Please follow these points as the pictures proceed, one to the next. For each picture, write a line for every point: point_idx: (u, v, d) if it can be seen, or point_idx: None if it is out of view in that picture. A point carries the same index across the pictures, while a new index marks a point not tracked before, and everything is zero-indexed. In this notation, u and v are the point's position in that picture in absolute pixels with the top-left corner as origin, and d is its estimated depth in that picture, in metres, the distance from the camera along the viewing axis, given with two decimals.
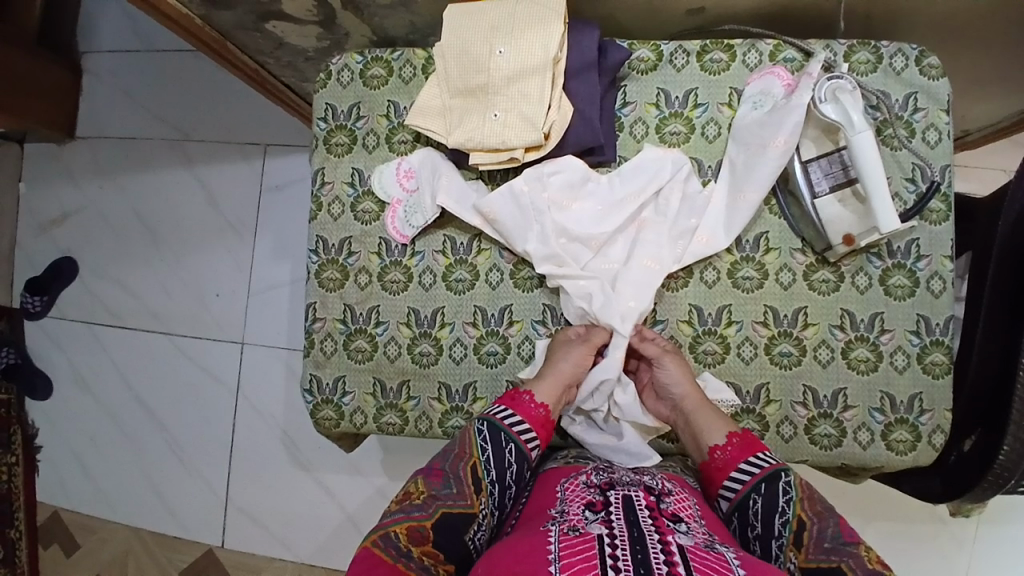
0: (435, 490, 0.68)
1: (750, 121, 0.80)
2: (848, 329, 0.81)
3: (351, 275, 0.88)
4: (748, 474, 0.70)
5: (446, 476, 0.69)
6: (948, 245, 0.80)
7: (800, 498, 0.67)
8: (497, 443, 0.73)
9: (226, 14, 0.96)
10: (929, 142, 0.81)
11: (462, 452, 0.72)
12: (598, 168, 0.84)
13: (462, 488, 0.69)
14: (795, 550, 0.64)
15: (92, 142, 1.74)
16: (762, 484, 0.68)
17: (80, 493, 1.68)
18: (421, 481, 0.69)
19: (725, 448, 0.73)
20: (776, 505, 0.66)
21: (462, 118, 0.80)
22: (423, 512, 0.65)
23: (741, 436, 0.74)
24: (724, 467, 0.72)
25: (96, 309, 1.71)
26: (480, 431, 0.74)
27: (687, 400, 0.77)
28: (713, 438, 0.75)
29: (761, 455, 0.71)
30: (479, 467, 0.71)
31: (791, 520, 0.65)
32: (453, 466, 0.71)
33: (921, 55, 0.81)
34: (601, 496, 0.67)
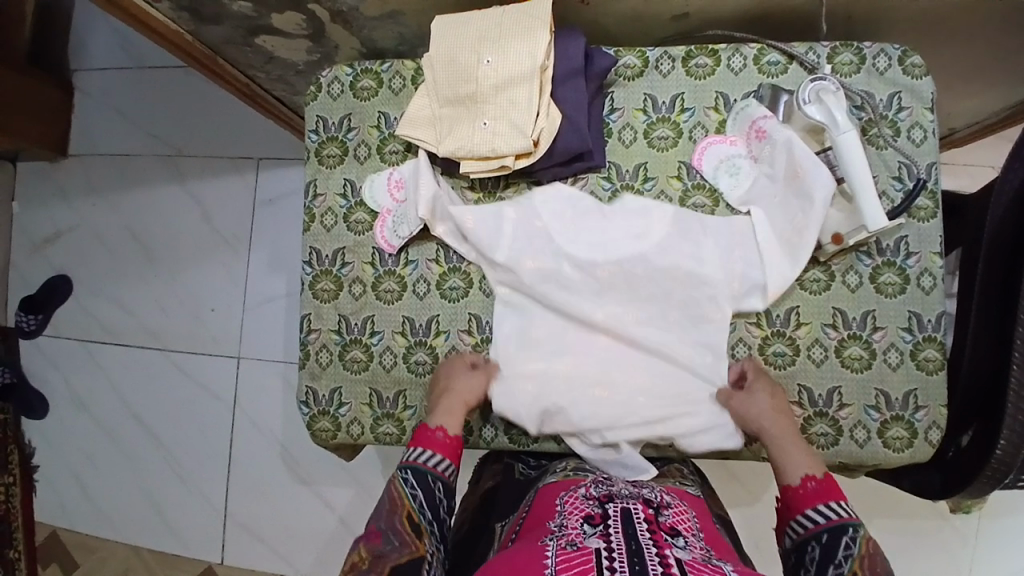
0: (377, 551, 0.69)
1: (756, 182, 0.81)
2: (840, 327, 0.81)
3: (345, 285, 0.88)
4: (813, 518, 0.68)
5: (384, 534, 0.70)
6: (936, 241, 0.81)
7: (862, 555, 0.64)
8: (424, 487, 0.74)
9: (215, 30, 0.97)
10: (915, 141, 0.82)
11: (393, 505, 0.72)
12: (588, 173, 0.85)
13: (402, 539, 0.70)
14: None
15: (84, 161, 1.74)
16: (824, 534, 0.66)
17: (79, 512, 1.67)
18: (363, 547, 0.70)
19: (818, 480, 0.71)
20: (834, 556, 0.65)
21: (452, 127, 0.81)
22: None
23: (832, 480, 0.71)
24: (801, 501, 0.70)
25: (92, 327, 1.71)
26: (406, 480, 0.73)
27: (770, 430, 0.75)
28: (798, 470, 0.72)
29: (837, 504, 0.68)
30: (413, 515, 0.71)
31: (847, 574, 0.63)
32: (387, 522, 0.71)
33: (903, 54, 0.82)
34: (600, 509, 0.68)
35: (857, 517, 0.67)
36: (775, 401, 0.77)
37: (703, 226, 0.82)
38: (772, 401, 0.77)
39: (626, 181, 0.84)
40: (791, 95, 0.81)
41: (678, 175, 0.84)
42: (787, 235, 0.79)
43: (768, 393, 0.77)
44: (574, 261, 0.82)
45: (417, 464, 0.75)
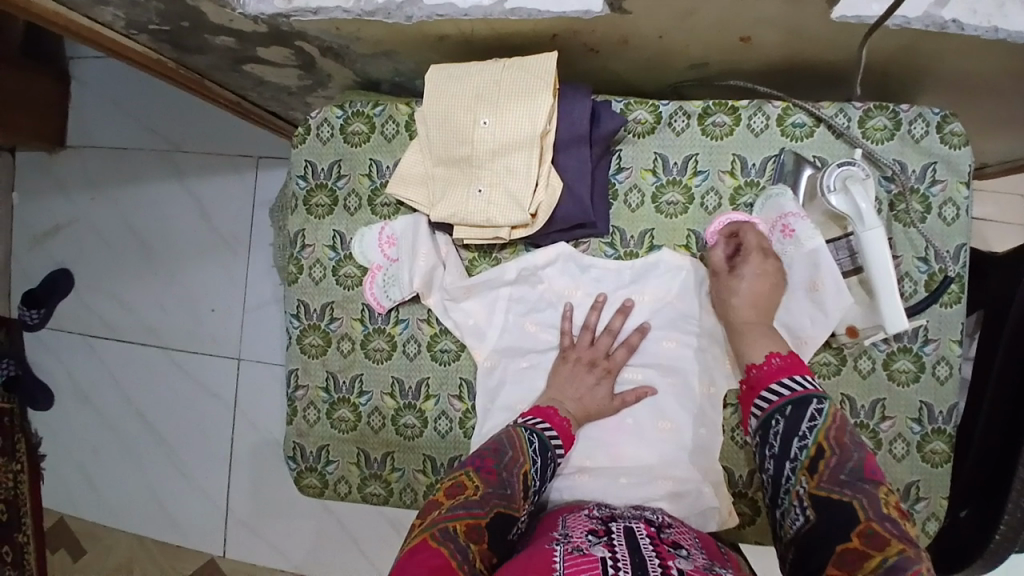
0: (492, 488, 0.65)
1: None
2: (847, 415, 0.77)
3: (333, 341, 0.85)
4: (777, 391, 0.68)
5: (502, 476, 0.66)
6: (959, 329, 0.76)
7: (826, 426, 0.64)
8: (544, 460, 0.71)
9: (199, 57, 0.90)
10: (946, 219, 0.75)
11: (516, 456, 0.69)
12: (589, 239, 0.79)
13: (515, 491, 0.66)
14: (807, 475, 0.63)
15: (82, 152, 1.70)
16: (788, 407, 0.67)
17: (86, 501, 1.71)
18: (475, 475, 0.66)
19: (783, 356, 0.70)
20: (797, 429, 0.65)
21: (446, 190, 0.75)
22: (481, 509, 0.62)
23: (799, 355, 0.71)
24: (757, 383, 0.71)
25: (93, 321, 1.71)
26: (532, 443, 0.70)
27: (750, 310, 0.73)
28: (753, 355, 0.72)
29: (799, 378, 0.69)
30: (530, 476, 0.68)
31: (809, 446, 0.64)
32: (508, 470, 0.67)
33: (943, 120, 0.75)
34: (603, 524, 0.66)
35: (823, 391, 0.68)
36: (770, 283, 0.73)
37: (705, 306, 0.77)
38: (764, 279, 0.73)
39: (631, 249, 0.79)
40: (815, 169, 0.74)
41: (686, 245, 0.78)
42: (802, 334, 0.74)
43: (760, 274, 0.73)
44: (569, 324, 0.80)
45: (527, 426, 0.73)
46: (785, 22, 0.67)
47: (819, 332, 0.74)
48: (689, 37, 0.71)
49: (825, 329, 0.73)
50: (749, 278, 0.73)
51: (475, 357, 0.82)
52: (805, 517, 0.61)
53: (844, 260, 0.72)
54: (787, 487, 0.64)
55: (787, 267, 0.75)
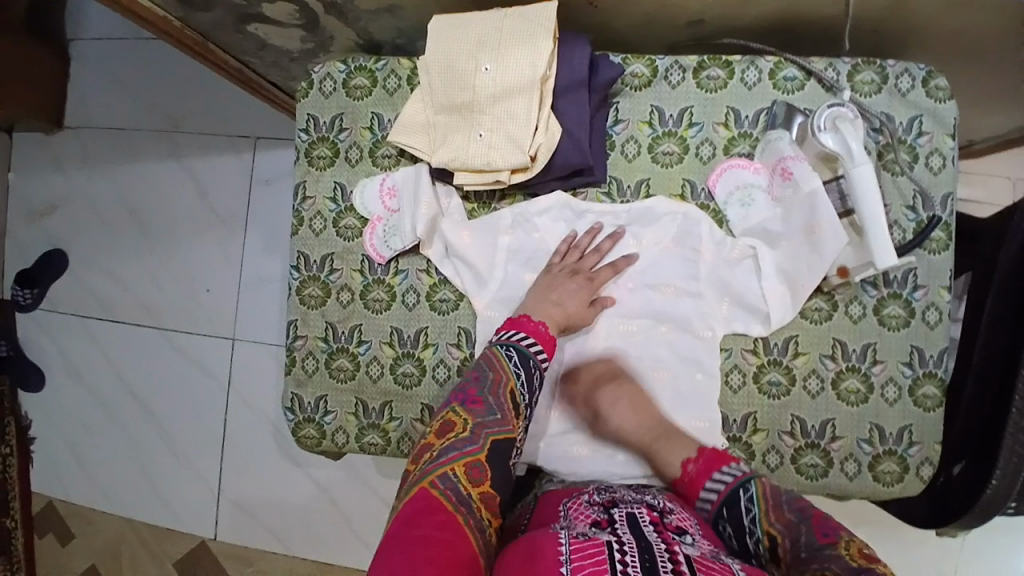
0: (479, 418, 0.67)
1: (764, 215, 0.78)
2: (839, 359, 0.79)
3: (333, 292, 0.86)
4: (709, 497, 0.67)
5: (487, 402, 0.68)
6: (947, 275, 0.78)
7: (765, 512, 0.62)
8: (528, 371, 0.71)
9: (203, 15, 0.92)
10: (932, 169, 0.78)
11: (498, 376, 0.70)
12: (588, 189, 0.81)
13: (504, 414, 0.68)
14: (775, 561, 0.61)
15: (79, 133, 1.71)
16: (724, 511, 0.65)
17: (75, 483, 1.69)
18: (462, 409, 0.68)
19: (696, 461, 0.71)
20: (743, 526, 0.63)
21: (447, 136, 0.77)
22: (474, 445, 0.65)
23: (710, 449, 0.71)
24: (695, 481, 0.69)
25: (87, 301, 1.70)
26: (511, 357, 0.72)
27: (641, 441, 0.76)
28: (674, 465, 0.72)
29: (726, 468, 0.68)
30: (517, 392, 0.69)
31: (761, 538, 0.62)
32: (493, 394, 0.68)
33: (927, 76, 0.78)
34: (605, 513, 0.64)
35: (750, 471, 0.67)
36: (638, 404, 0.77)
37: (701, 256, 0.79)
38: (636, 407, 0.77)
39: (628, 199, 0.81)
40: (806, 116, 0.76)
41: (682, 194, 0.80)
42: (797, 280, 0.77)
43: (627, 398, 0.77)
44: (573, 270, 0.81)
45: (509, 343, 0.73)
46: None
47: (813, 277, 0.75)
48: None
49: (819, 273, 0.75)
50: (614, 415, 0.77)
51: (475, 304, 0.82)
52: None
53: (836, 203, 0.74)
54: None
55: (785, 211, 0.77)
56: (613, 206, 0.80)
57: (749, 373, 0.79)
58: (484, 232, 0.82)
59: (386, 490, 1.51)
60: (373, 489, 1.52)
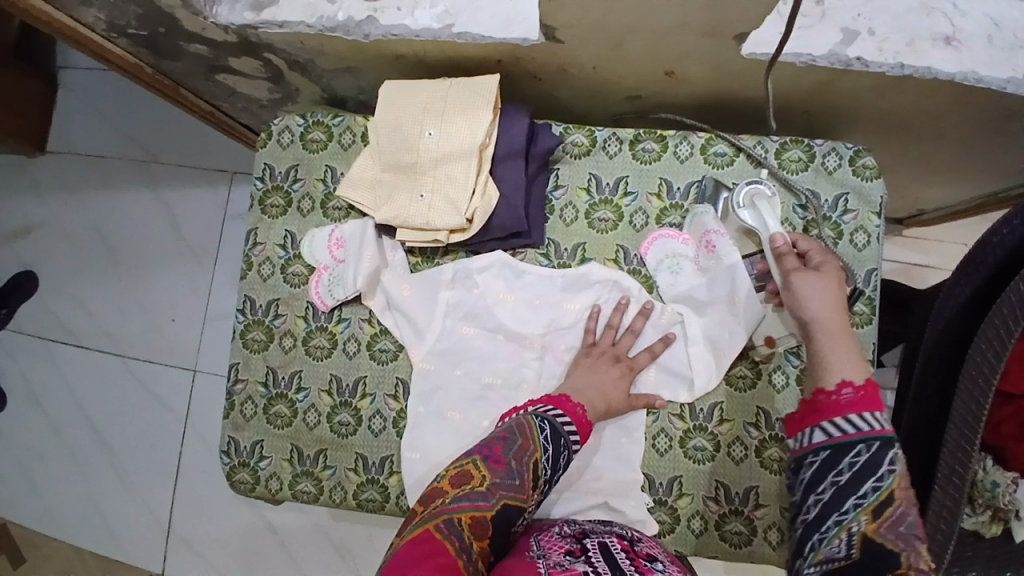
0: (498, 479, 0.62)
1: (692, 284, 0.81)
2: (762, 427, 0.79)
3: (276, 337, 0.88)
4: (855, 425, 0.56)
5: (510, 466, 0.63)
6: (869, 349, 0.81)
7: (903, 474, 0.55)
8: (556, 451, 0.67)
9: (174, 64, 0.96)
10: (857, 245, 0.82)
11: (525, 443, 0.65)
12: (526, 249, 0.84)
13: (524, 480, 0.63)
14: (869, 518, 0.53)
15: (61, 159, 1.74)
16: (874, 445, 0.55)
17: (23, 509, 1.66)
18: (482, 463, 0.63)
19: (849, 389, 0.59)
20: (876, 470, 0.54)
21: (390, 194, 0.80)
22: (485, 501, 0.60)
23: (872, 389, 0.58)
24: (825, 408, 0.58)
25: (53, 325, 1.70)
26: (542, 428, 0.67)
27: (819, 321, 0.65)
28: (843, 373, 0.60)
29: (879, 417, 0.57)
30: (541, 464, 0.65)
31: (883, 490, 0.53)
32: (517, 458, 0.64)
33: (855, 155, 0.83)
34: (578, 544, 0.65)
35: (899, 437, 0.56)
36: (839, 293, 0.67)
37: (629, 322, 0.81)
38: (837, 292, 0.67)
39: (563, 261, 0.84)
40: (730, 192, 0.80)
41: (615, 259, 0.83)
42: (720, 347, 0.79)
43: (833, 281, 0.67)
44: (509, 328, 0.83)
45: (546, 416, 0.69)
46: (703, 58, 0.74)
47: (735, 346, 0.79)
48: (622, 69, 0.78)
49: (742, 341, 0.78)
50: (820, 286, 0.67)
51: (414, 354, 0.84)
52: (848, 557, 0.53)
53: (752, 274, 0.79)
54: (836, 519, 0.54)
55: (710, 280, 0.80)
56: (546, 268, 0.83)
57: (675, 436, 0.81)
58: (425, 287, 0.85)
59: (337, 532, 1.49)
60: (326, 532, 1.51)
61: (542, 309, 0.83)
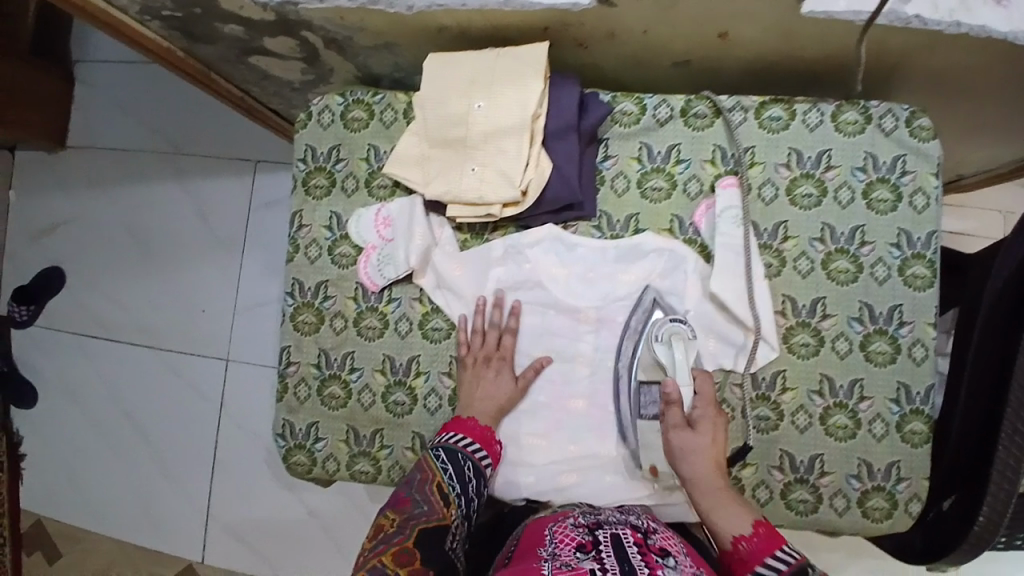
0: (407, 514, 0.71)
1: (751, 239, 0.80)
2: (826, 394, 0.80)
3: (326, 318, 0.87)
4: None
5: (414, 499, 0.72)
6: (930, 312, 0.79)
7: None
8: (457, 467, 0.74)
9: (209, 48, 0.95)
10: (916, 207, 0.80)
11: (425, 475, 0.74)
12: (577, 222, 0.83)
13: (432, 505, 0.72)
14: None
15: (83, 153, 1.74)
16: None
17: (65, 502, 1.68)
18: (391, 512, 0.72)
19: (749, 539, 0.66)
20: None
21: (441, 169, 0.79)
22: (403, 535, 0.69)
23: (767, 527, 0.67)
24: (749, 560, 0.65)
25: (85, 320, 1.71)
26: (438, 455, 0.75)
27: (701, 479, 0.70)
28: (738, 526, 0.67)
29: (785, 550, 0.65)
30: (444, 484, 0.73)
31: None
32: (419, 490, 0.73)
33: (911, 116, 0.80)
34: (590, 536, 0.67)
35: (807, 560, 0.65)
36: (715, 446, 0.72)
37: (687, 290, 0.81)
38: (712, 448, 0.72)
39: (617, 233, 0.82)
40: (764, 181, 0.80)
41: (670, 228, 0.82)
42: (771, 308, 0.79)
43: (713, 433, 0.72)
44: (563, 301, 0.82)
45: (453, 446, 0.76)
46: (760, 21, 0.72)
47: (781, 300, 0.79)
48: (673, 34, 0.76)
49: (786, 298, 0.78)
50: (702, 439, 0.72)
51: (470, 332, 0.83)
52: None
53: (648, 404, 0.78)
54: None
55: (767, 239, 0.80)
56: (598, 240, 0.82)
57: (738, 407, 0.80)
58: (474, 260, 0.84)
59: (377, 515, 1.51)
60: (367, 513, 1.52)
61: (596, 282, 0.82)
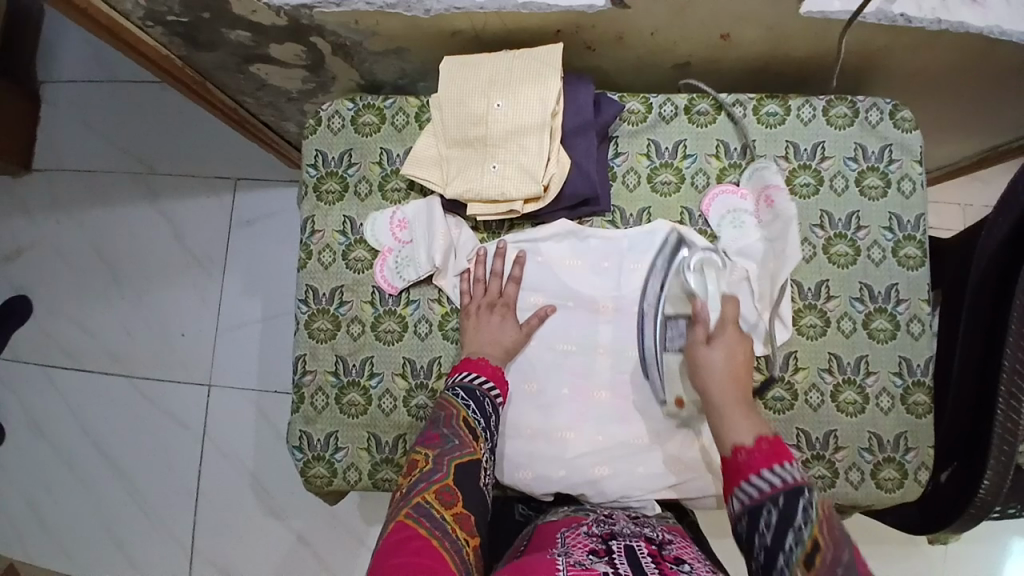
0: (439, 449, 0.68)
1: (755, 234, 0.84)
2: (835, 372, 0.83)
3: (343, 324, 0.86)
4: (758, 485, 0.62)
5: (444, 433, 0.69)
6: (925, 290, 0.84)
7: (820, 520, 0.58)
8: (478, 402, 0.73)
9: (208, 56, 0.94)
10: (904, 193, 0.85)
11: (449, 411, 0.71)
12: (592, 218, 0.85)
13: (463, 440, 0.69)
14: (804, 568, 0.56)
15: (47, 175, 1.66)
16: (781, 498, 0.60)
17: (30, 547, 1.55)
18: (422, 447, 0.69)
19: (749, 449, 0.65)
20: (792, 521, 0.58)
21: (460, 169, 0.80)
22: (439, 474, 0.65)
23: (772, 441, 0.65)
24: (745, 467, 0.64)
25: (51, 349, 1.61)
26: (458, 394, 0.73)
27: (715, 391, 0.72)
28: (739, 436, 0.67)
29: (786, 464, 0.62)
30: (470, 419, 0.71)
31: (806, 541, 0.57)
32: (447, 425, 0.70)
33: (893, 110, 0.86)
34: (604, 544, 0.64)
35: (809, 481, 0.61)
36: (733, 360, 0.74)
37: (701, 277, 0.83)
38: (734, 359, 0.74)
39: (630, 226, 0.85)
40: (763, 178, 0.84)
41: (681, 221, 0.85)
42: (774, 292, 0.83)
43: (730, 352, 0.74)
44: (581, 294, 0.83)
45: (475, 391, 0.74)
46: (760, 20, 0.77)
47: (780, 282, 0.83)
48: (678, 35, 0.80)
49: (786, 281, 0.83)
50: (719, 355, 0.74)
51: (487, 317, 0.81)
52: None
53: (674, 337, 0.80)
54: None
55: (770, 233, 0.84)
56: (611, 231, 0.84)
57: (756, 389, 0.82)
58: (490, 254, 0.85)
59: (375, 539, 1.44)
60: (363, 539, 1.45)
61: (612, 273, 0.83)
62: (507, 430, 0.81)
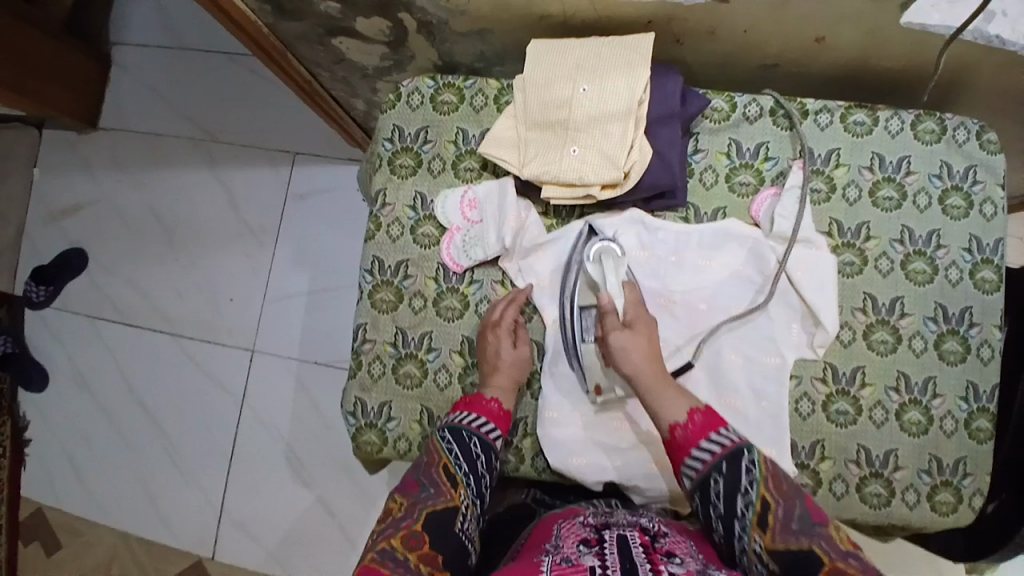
0: (414, 497, 0.69)
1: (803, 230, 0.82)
2: (903, 391, 0.81)
3: (405, 297, 0.87)
4: (701, 457, 0.66)
5: (421, 483, 0.70)
6: (999, 315, 0.82)
7: (764, 477, 0.63)
8: (462, 445, 0.74)
9: (293, 25, 0.96)
10: (985, 215, 0.83)
11: (431, 459, 0.73)
12: (666, 211, 0.84)
13: (439, 487, 0.70)
14: (760, 531, 0.61)
15: (112, 135, 1.71)
16: (723, 464, 0.64)
17: (66, 491, 1.61)
18: (399, 496, 0.70)
19: (685, 425, 0.68)
20: (738, 486, 0.63)
21: (539, 151, 0.81)
22: (408, 519, 0.66)
23: (702, 412, 0.69)
24: (683, 445, 0.67)
25: (101, 303, 1.66)
26: (444, 437, 0.75)
27: (640, 376, 0.73)
28: (674, 415, 0.70)
29: (722, 431, 0.67)
30: (450, 465, 0.72)
31: (755, 501, 0.62)
32: (425, 474, 0.71)
33: (980, 131, 0.84)
34: (596, 534, 0.64)
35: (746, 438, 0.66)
36: (649, 346, 0.75)
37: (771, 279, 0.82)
38: (648, 345, 0.75)
39: (703, 223, 0.84)
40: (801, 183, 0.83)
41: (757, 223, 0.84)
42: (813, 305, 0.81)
43: (643, 337, 0.76)
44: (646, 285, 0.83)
45: (462, 424, 0.76)
46: (858, 24, 0.76)
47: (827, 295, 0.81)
48: (772, 34, 0.80)
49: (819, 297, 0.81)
50: (632, 342, 0.75)
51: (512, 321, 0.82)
52: (770, 573, 0.59)
53: (589, 328, 0.80)
54: (741, 547, 0.61)
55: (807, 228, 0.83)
56: (680, 225, 0.84)
57: (818, 400, 0.81)
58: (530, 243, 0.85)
59: None
60: None
61: (679, 267, 0.83)
62: (559, 416, 0.81)
